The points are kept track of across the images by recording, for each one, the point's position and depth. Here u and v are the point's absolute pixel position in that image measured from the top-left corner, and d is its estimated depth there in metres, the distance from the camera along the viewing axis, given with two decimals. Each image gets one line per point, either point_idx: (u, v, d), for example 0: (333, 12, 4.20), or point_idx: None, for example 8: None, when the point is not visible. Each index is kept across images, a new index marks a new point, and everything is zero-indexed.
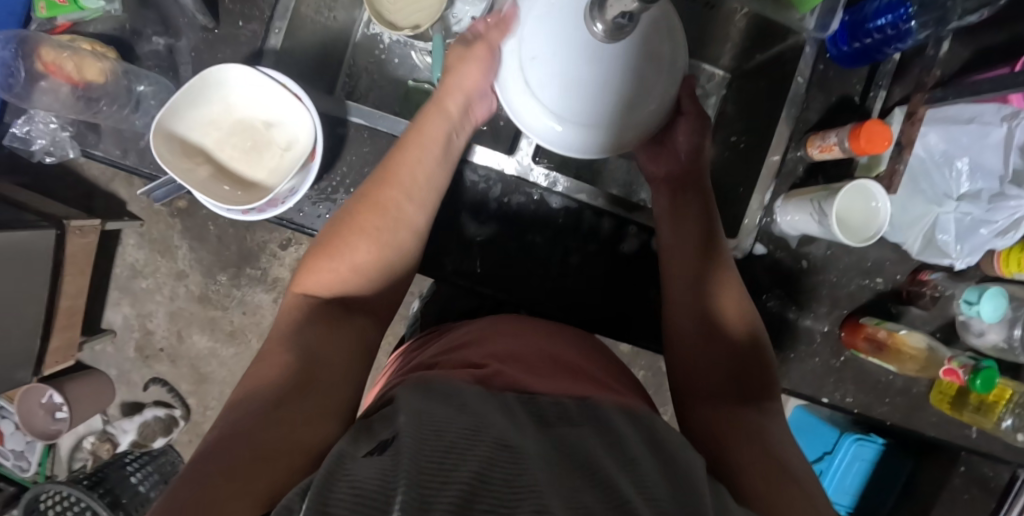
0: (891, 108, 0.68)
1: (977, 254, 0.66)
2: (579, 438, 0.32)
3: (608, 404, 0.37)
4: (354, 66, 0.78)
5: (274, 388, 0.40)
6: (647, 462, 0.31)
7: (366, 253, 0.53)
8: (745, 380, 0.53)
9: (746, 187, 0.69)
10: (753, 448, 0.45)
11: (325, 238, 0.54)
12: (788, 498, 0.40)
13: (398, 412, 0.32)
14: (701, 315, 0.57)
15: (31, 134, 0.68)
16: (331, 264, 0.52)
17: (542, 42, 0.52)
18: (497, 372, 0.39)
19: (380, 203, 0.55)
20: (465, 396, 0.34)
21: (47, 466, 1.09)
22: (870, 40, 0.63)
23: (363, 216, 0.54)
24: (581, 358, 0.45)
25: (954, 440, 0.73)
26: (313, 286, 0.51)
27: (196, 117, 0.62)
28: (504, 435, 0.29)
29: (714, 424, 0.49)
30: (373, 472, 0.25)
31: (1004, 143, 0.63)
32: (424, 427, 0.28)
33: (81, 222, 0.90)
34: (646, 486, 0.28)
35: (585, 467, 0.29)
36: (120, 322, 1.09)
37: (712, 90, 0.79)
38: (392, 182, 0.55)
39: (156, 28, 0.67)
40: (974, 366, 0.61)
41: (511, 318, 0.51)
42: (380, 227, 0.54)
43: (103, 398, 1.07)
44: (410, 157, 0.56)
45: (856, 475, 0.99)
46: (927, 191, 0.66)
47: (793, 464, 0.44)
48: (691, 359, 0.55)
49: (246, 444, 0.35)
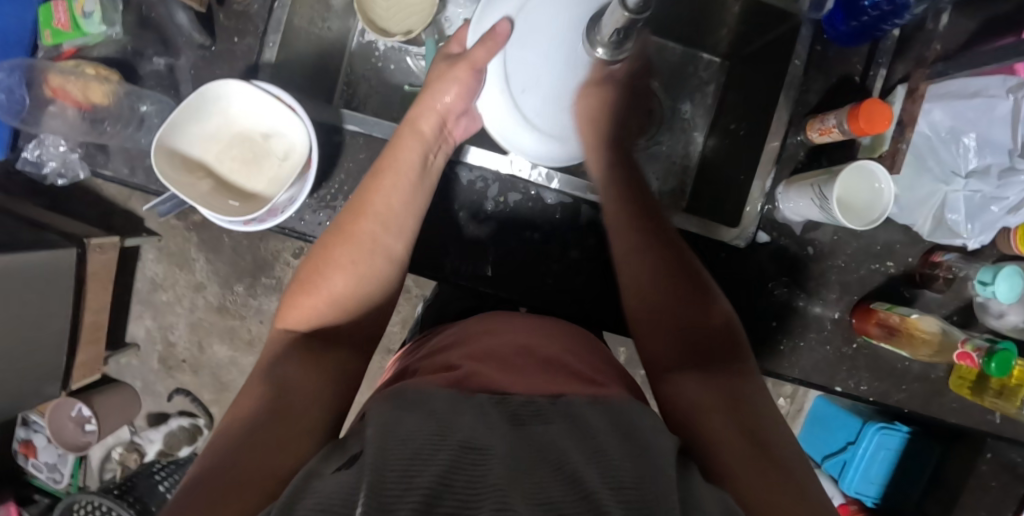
0: (892, 86, 0.65)
1: (990, 233, 0.64)
2: (552, 434, 0.33)
3: (583, 399, 0.38)
4: (353, 73, 0.79)
5: (256, 414, 0.41)
6: (617, 447, 0.32)
7: (342, 284, 0.52)
8: (704, 345, 0.50)
9: (747, 174, 0.68)
10: (727, 420, 0.43)
11: (302, 270, 0.54)
12: (762, 470, 0.39)
13: (368, 423, 0.33)
14: (654, 283, 0.54)
15: (42, 157, 0.70)
16: (308, 300, 0.51)
17: (531, 70, 0.54)
18: (472, 373, 0.41)
19: (354, 234, 0.55)
20: (432, 403, 0.35)
21: (78, 477, 1.13)
22: (866, 17, 0.61)
23: (332, 248, 0.54)
24: (562, 351, 0.45)
25: (978, 425, 0.71)
26: (291, 320, 0.51)
27: (196, 131, 0.63)
28: (470, 437, 0.31)
29: (687, 396, 0.46)
30: (339, 485, 0.27)
31: (1013, 115, 0.61)
32: (390, 436, 0.30)
33: (101, 240, 0.93)
34: (612, 473, 0.29)
35: (554, 461, 0.30)
36: (143, 336, 1.12)
37: (710, 77, 0.78)
38: (365, 213, 0.56)
39: (156, 48, 0.68)
40: (989, 348, 0.58)
41: (493, 317, 0.52)
42: (357, 259, 0.54)
43: (130, 409, 1.10)
44: (386, 186, 0.57)
45: (882, 464, 0.96)
46: (934, 169, 0.64)
47: (768, 434, 0.42)
48: (649, 329, 0.53)
49: (224, 472, 0.36)
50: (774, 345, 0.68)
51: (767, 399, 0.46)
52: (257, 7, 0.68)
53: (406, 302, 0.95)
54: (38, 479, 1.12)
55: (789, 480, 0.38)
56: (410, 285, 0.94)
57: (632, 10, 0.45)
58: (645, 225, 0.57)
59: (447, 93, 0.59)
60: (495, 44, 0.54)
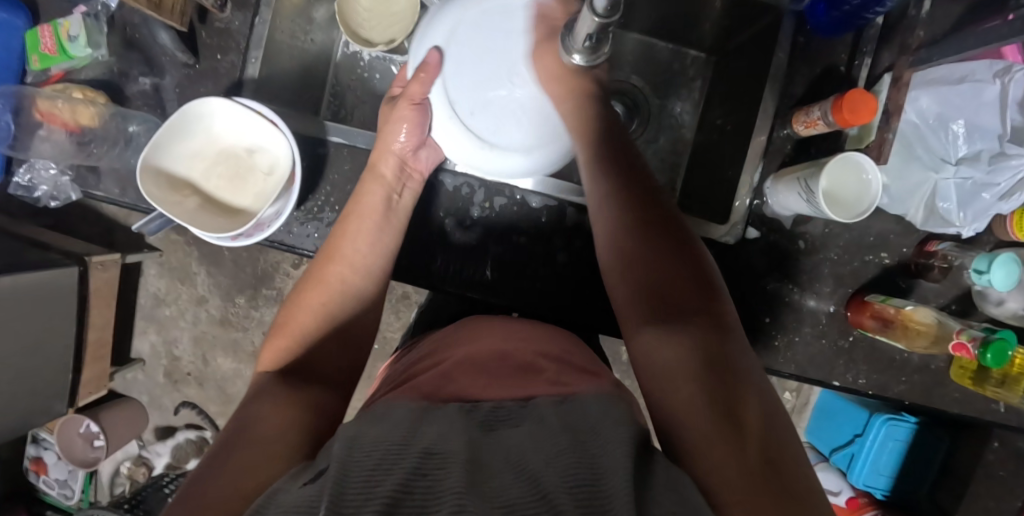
0: (879, 75, 0.64)
1: (983, 220, 0.62)
2: (515, 438, 0.33)
3: (551, 399, 0.38)
4: (338, 85, 0.77)
5: (224, 442, 0.41)
6: (578, 444, 0.32)
7: (310, 321, 0.54)
8: (678, 296, 0.47)
9: (734, 169, 0.67)
10: (700, 388, 0.41)
11: (281, 317, 0.55)
12: (725, 451, 0.38)
13: (336, 437, 0.33)
14: (624, 237, 0.52)
15: (33, 181, 0.71)
16: (281, 341, 0.53)
17: (469, 99, 0.54)
18: (445, 377, 0.42)
19: (323, 278, 0.56)
20: (396, 415, 0.35)
21: (89, 492, 1.14)
22: (847, 7, 0.61)
23: (305, 292, 0.56)
24: (530, 350, 0.46)
25: (982, 415, 0.69)
26: (266, 361, 0.52)
27: (181, 151, 0.64)
28: (432, 444, 0.31)
29: (657, 356, 0.44)
30: (302, 497, 0.27)
31: (999, 100, 0.60)
32: (355, 449, 0.30)
33: (102, 257, 0.94)
34: (572, 472, 0.29)
35: (515, 465, 0.30)
36: (148, 351, 1.14)
37: (697, 73, 0.77)
38: (335, 256, 0.57)
39: (142, 68, 0.69)
40: (984, 339, 0.57)
41: (470, 322, 0.52)
42: (327, 297, 0.55)
43: (137, 423, 1.11)
44: (353, 227, 0.59)
45: (891, 455, 0.94)
46: (924, 156, 0.63)
47: (743, 404, 0.40)
48: (621, 278, 0.51)
49: (194, 500, 0.36)
50: (768, 340, 0.67)
51: (747, 360, 0.43)
52: (239, 23, 0.69)
53: (405, 307, 0.96)
54: (50, 496, 1.14)
55: (756, 460, 0.37)
56: (411, 292, 0.96)
57: (602, 16, 0.44)
58: (628, 181, 0.54)
59: (399, 134, 0.60)
60: (429, 76, 0.55)
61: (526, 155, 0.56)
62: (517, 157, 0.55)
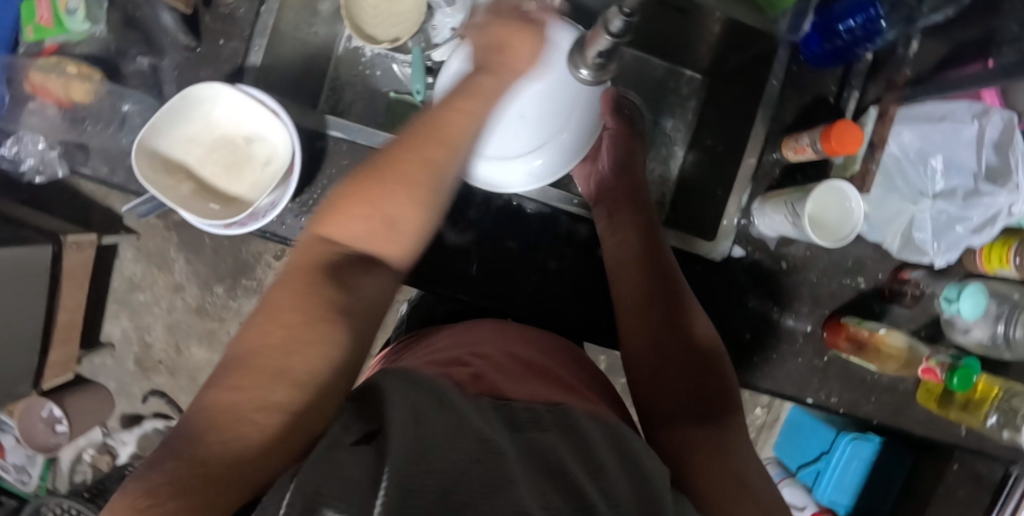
0: (865, 107, 0.67)
1: (955, 251, 0.65)
2: (550, 441, 0.39)
3: (581, 410, 0.45)
4: (338, 79, 0.79)
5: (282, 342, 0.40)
6: (618, 477, 0.37)
7: (403, 201, 0.44)
8: (706, 398, 0.55)
9: (724, 189, 0.70)
10: (707, 460, 0.48)
11: (354, 181, 0.46)
12: (736, 495, 0.44)
13: (387, 395, 0.39)
14: (653, 328, 0.60)
15: (20, 154, 0.70)
16: (358, 214, 0.45)
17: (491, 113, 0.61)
18: (477, 373, 0.48)
19: (420, 152, 0.45)
20: (454, 402, 0.41)
21: (48, 479, 1.11)
22: (840, 41, 0.63)
23: (393, 159, 0.45)
24: (544, 357, 0.55)
25: (944, 437, 0.73)
26: (335, 230, 0.45)
27: (178, 135, 0.63)
28: (483, 437, 0.37)
29: (680, 437, 0.51)
30: (360, 470, 0.31)
31: (976, 140, 0.64)
32: (410, 420, 0.36)
33: (78, 237, 0.92)
34: (611, 492, 0.35)
35: (554, 467, 0.36)
36: (118, 336, 1.11)
37: (691, 93, 0.79)
38: (439, 138, 0.46)
39: (141, 47, 0.68)
40: (951, 364, 0.60)
41: (487, 327, 0.59)
42: (417, 195, 0.45)
43: (102, 410, 1.08)
44: (464, 112, 0.48)
45: (855, 474, 0.98)
46: (903, 188, 0.66)
47: (744, 474, 0.47)
48: (649, 381, 0.58)
49: (240, 423, 0.37)
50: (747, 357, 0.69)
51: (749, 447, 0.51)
52: (244, 10, 0.68)
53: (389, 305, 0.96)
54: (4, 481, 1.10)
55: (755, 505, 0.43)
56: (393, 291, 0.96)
57: (616, 34, 0.45)
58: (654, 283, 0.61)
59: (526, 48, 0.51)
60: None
61: (541, 162, 0.61)
62: (508, 159, 0.61)
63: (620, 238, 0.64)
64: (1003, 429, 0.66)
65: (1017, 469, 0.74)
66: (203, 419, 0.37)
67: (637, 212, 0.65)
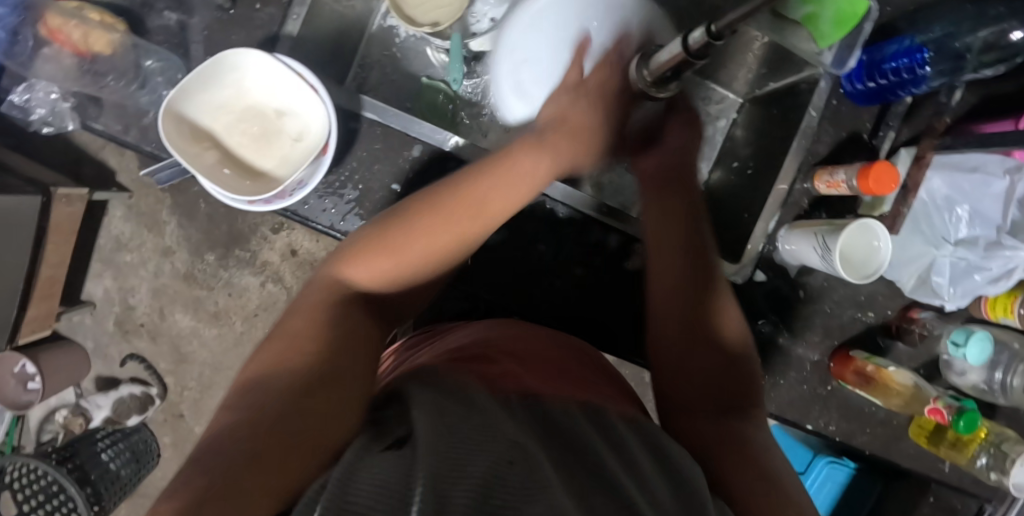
0: (897, 146, 0.69)
1: (968, 299, 0.68)
2: (586, 438, 0.39)
3: (615, 416, 0.44)
4: (367, 58, 0.76)
5: (301, 367, 0.41)
6: (655, 475, 0.37)
7: (424, 252, 0.51)
8: (731, 386, 0.57)
9: (751, 212, 0.71)
10: (736, 455, 0.48)
11: (391, 229, 0.52)
12: (768, 490, 0.45)
13: (411, 407, 0.37)
14: (693, 308, 0.60)
15: (30, 103, 0.66)
16: (387, 263, 0.51)
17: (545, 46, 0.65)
18: (506, 373, 0.47)
19: (471, 203, 0.53)
20: (484, 403, 0.39)
21: (14, 436, 1.06)
22: (884, 80, 0.65)
23: (429, 215, 0.52)
24: (560, 354, 0.54)
25: (927, 471, 0.75)
26: (358, 275, 0.50)
27: (207, 100, 0.61)
28: (515, 436, 0.35)
29: (700, 429, 0.53)
30: (389, 469, 0.29)
31: (1005, 195, 0.66)
32: (438, 424, 0.34)
33: (68, 190, 0.87)
34: (651, 491, 0.34)
35: (595, 469, 0.35)
36: (101, 295, 1.06)
37: (721, 113, 0.80)
38: (468, 208, 0.53)
39: (169, 2, 0.64)
40: (959, 407, 0.63)
41: (506, 324, 0.58)
42: (447, 247, 0.52)
43: (78, 370, 1.04)
44: (497, 181, 0.54)
45: (827, 497, 1.00)
46: (927, 233, 0.69)
47: (771, 467, 0.47)
48: (678, 368, 0.59)
49: (262, 425, 0.36)
50: None
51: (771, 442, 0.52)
52: None
53: None
54: None
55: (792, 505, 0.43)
56: None
57: (694, 53, 0.45)
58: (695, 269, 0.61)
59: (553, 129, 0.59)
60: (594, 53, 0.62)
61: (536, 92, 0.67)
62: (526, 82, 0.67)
63: (665, 219, 0.63)
64: (991, 470, 0.69)
65: (990, 507, 0.77)
66: (248, 421, 0.37)
67: (687, 198, 0.63)
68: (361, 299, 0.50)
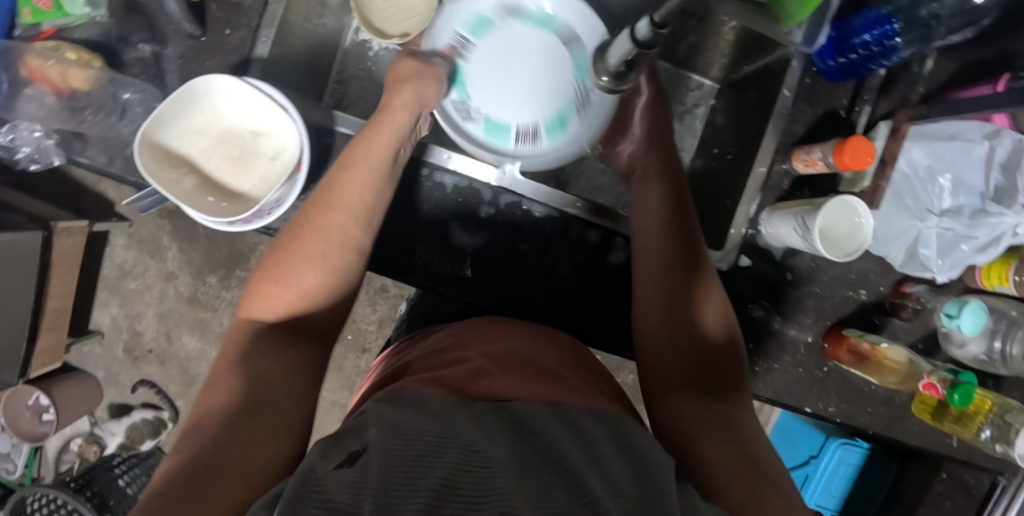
0: (875, 121, 0.68)
1: (958, 269, 0.68)
2: (549, 432, 0.38)
3: (579, 408, 0.44)
4: (344, 72, 0.77)
5: (230, 405, 0.42)
6: (618, 463, 0.36)
7: (310, 267, 0.52)
8: (711, 356, 0.54)
9: (732, 197, 0.70)
10: (721, 443, 0.46)
11: (274, 256, 0.53)
12: (754, 481, 0.43)
13: (370, 424, 0.38)
14: (670, 270, 0.58)
15: (16, 142, 0.69)
16: (281, 299, 0.51)
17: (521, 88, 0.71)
18: (475, 374, 0.47)
19: (331, 215, 0.54)
20: (448, 410, 0.39)
21: (33, 467, 1.09)
22: (855, 55, 0.64)
23: (308, 233, 0.53)
24: (531, 346, 0.53)
25: (936, 448, 0.74)
26: (259, 311, 0.51)
27: (182, 126, 0.62)
28: (471, 443, 0.35)
29: (678, 417, 0.50)
30: (340, 493, 0.30)
31: (985, 160, 0.67)
32: (393, 440, 0.34)
33: (68, 223, 0.89)
34: (613, 483, 0.34)
35: (558, 465, 0.35)
36: (108, 324, 1.09)
37: (701, 100, 0.80)
38: (333, 204, 0.54)
39: (143, 34, 0.66)
40: (953, 381, 0.62)
41: (483, 324, 0.58)
42: (328, 255, 0.53)
43: (92, 398, 1.06)
44: (345, 186, 0.55)
45: (842, 479, 1.00)
46: (912, 206, 0.69)
47: (757, 452, 0.46)
48: (656, 338, 0.56)
49: (200, 466, 0.37)
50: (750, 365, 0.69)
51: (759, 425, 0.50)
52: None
53: (384, 300, 1.04)
54: None
55: (778, 499, 0.41)
56: (389, 286, 1.03)
57: (641, 43, 0.46)
58: (670, 235, 0.59)
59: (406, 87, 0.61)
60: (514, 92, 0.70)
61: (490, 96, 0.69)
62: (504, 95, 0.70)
63: (644, 196, 0.63)
64: (997, 443, 0.68)
65: (1004, 480, 0.74)
66: (191, 463, 0.37)
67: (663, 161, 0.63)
68: (268, 332, 0.49)
